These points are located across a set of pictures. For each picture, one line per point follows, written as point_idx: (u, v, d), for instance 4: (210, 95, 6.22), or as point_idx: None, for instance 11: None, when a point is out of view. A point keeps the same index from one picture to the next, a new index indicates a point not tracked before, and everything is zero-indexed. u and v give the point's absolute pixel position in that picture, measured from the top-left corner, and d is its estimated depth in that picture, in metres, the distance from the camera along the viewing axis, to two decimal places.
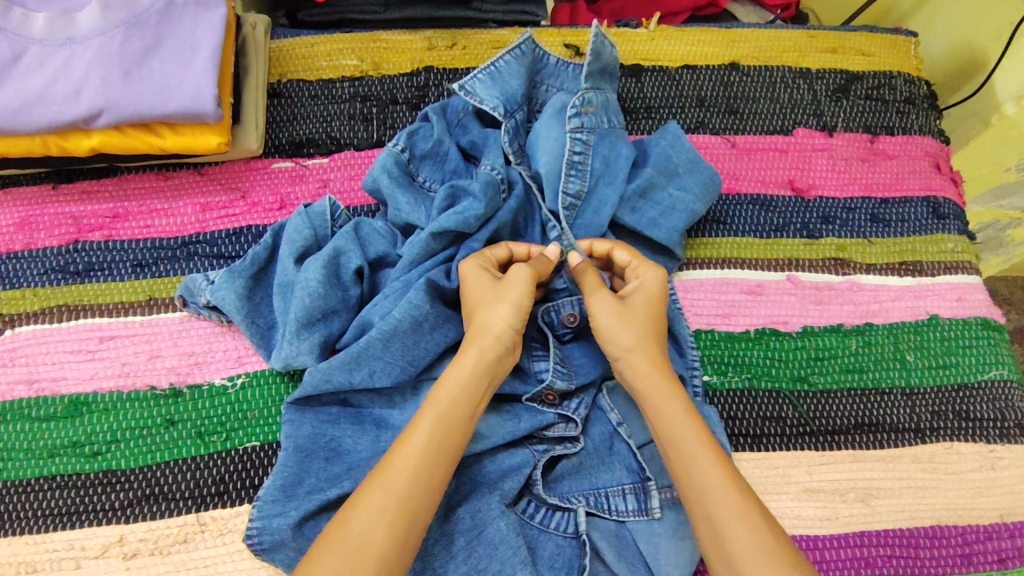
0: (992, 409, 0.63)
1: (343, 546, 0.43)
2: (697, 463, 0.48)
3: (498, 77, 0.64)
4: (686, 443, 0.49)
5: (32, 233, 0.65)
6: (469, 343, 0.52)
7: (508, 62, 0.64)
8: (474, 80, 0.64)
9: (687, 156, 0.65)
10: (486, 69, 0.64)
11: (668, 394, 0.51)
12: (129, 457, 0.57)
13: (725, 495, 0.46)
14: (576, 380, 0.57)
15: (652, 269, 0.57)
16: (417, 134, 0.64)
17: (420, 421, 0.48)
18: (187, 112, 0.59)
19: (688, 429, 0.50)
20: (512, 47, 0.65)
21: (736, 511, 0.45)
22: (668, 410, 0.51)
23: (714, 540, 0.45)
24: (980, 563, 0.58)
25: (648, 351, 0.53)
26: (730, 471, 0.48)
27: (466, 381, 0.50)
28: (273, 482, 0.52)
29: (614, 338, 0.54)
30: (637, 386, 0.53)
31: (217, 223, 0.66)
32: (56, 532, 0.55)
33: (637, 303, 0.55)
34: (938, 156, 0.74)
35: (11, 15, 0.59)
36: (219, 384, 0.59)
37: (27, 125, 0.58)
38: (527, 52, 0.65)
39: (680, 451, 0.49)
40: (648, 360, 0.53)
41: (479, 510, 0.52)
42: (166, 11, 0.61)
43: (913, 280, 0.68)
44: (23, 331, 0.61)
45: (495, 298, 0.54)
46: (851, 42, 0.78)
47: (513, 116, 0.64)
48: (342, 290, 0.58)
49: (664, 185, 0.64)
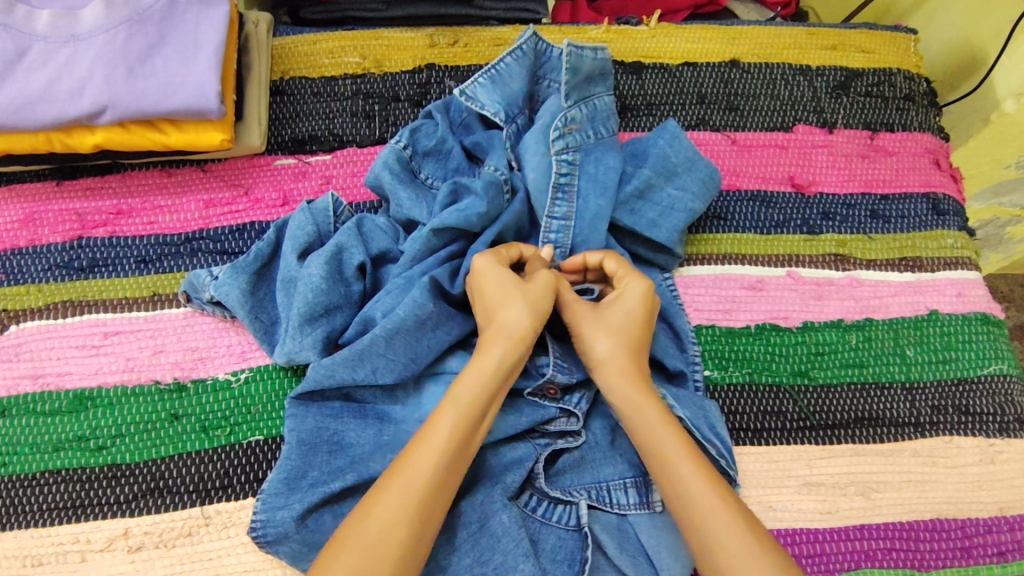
0: (991, 403, 0.64)
1: (359, 542, 0.43)
2: (682, 472, 0.48)
3: (498, 81, 0.64)
4: (673, 454, 0.49)
5: (35, 230, 0.65)
6: (492, 341, 0.53)
7: (509, 64, 0.64)
8: (470, 87, 0.64)
9: (685, 155, 0.65)
10: (486, 72, 0.64)
11: (649, 408, 0.51)
12: (134, 451, 0.57)
13: (712, 506, 0.46)
14: (576, 375, 0.57)
15: (632, 276, 0.57)
16: (420, 130, 0.64)
17: (441, 417, 0.49)
18: (190, 109, 0.59)
19: (672, 443, 0.49)
20: (514, 47, 0.65)
21: (722, 520, 0.46)
22: (649, 426, 0.51)
23: (701, 547, 0.46)
24: (980, 556, 0.58)
25: (621, 362, 0.53)
26: (713, 480, 0.48)
27: (491, 374, 0.51)
28: (277, 475, 0.52)
29: (587, 350, 0.55)
30: (616, 401, 0.53)
31: (220, 220, 0.66)
32: (61, 525, 0.55)
33: (612, 314, 0.55)
34: (937, 152, 0.75)
35: (16, 12, 0.60)
36: (223, 378, 0.60)
37: (30, 121, 0.58)
38: (528, 51, 0.65)
39: (665, 461, 0.49)
40: (622, 372, 0.53)
41: (481, 503, 0.52)
42: (168, 9, 0.61)
43: (913, 275, 0.68)
44: (27, 327, 0.62)
45: (515, 297, 0.54)
46: (851, 40, 0.78)
47: (511, 122, 0.64)
48: (344, 286, 0.59)
49: (662, 185, 0.64)
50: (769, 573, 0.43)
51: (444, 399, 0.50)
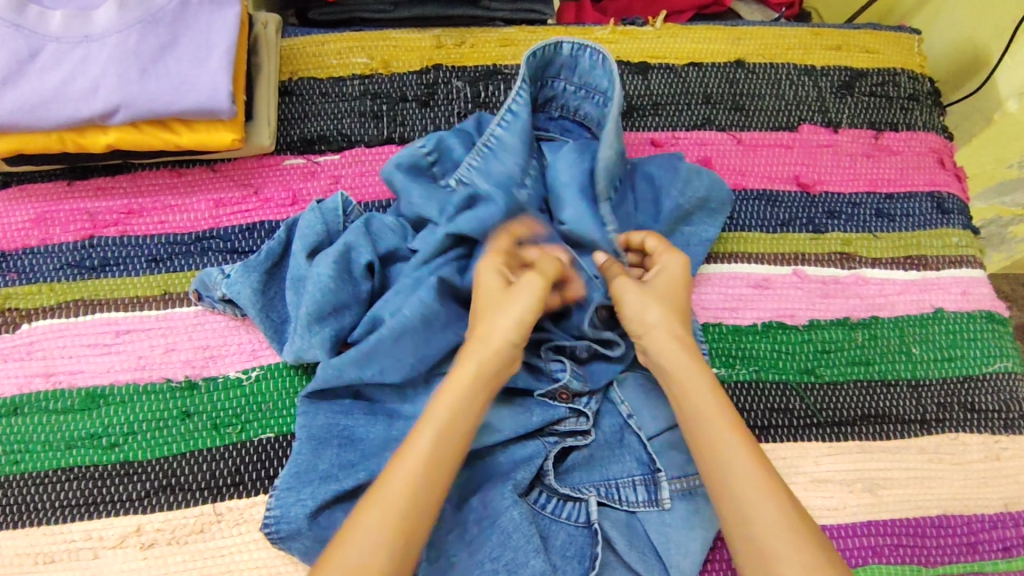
0: (997, 400, 0.64)
1: (349, 557, 0.43)
2: (727, 443, 0.48)
3: (492, 154, 0.61)
4: (716, 418, 0.49)
5: (47, 229, 0.66)
6: (468, 352, 0.52)
7: (501, 132, 0.61)
8: (477, 153, 0.61)
9: (699, 193, 0.66)
10: (479, 147, 0.61)
11: (697, 372, 0.52)
12: (146, 449, 0.58)
13: (750, 471, 0.47)
14: (590, 383, 0.58)
15: (678, 256, 0.58)
16: (450, 138, 0.64)
17: (419, 434, 0.48)
18: (202, 109, 0.60)
19: (715, 408, 0.50)
20: (503, 112, 0.61)
21: (760, 489, 0.46)
22: (695, 389, 0.51)
23: (736, 513, 0.46)
24: (985, 551, 0.58)
25: (669, 328, 0.54)
26: (755, 450, 0.48)
27: (468, 387, 0.50)
28: (289, 470, 0.53)
29: (634, 315, 0.55)
30: (661, 364, 0.53)
31: (230, 220, 0.67)
32: (74, 522, 0.55)
33: (659, 288, 0.57)
34: (942, 152, 0.75)
35: (28, 13, 0.60)
36: (234, 376, 0.60)
37: (44, 121, 0.58)
38: (518, 112, 0.61)
39: (708, 431, 0.49)
40: (671, 338, 0.53)
41: (493, 499, 0.53)
42: (181, 10, 0.62)
43: (918, 273, 0.69)
44: (39, 325, 0.62)
45: (496, 307, 0.53)
46: (855, 40, 0.79)
47: (522, 180, 0.61)
48: (353, 285, 0.59)
49: (673, 228, 0.65)
50: (803, 542, 0.44)
51: (422, 416, 0.49)
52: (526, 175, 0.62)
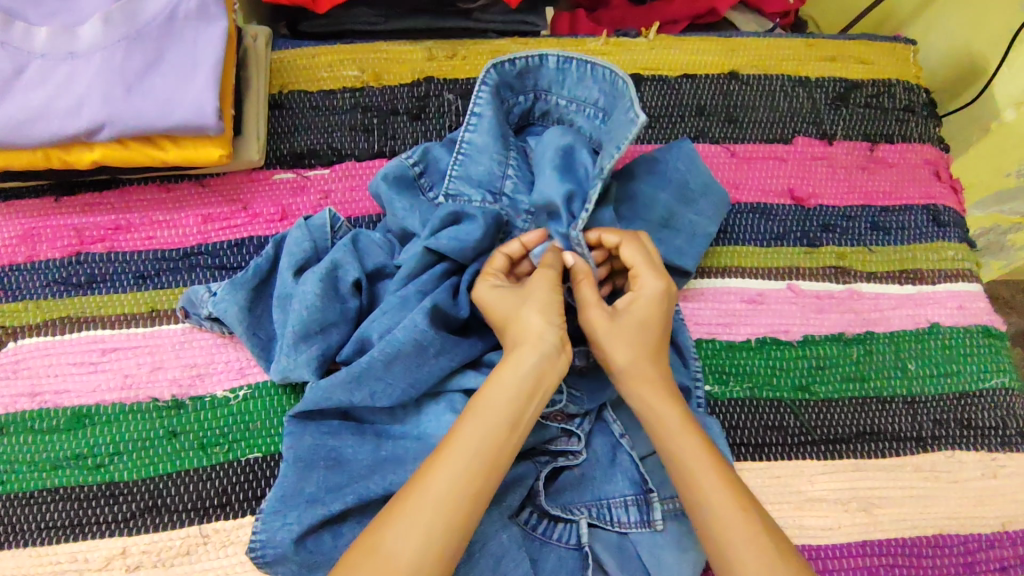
0: (993, 417, 0.63)
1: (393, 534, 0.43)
2: (703, 481, 0.47)
3: (470, 159, 0.61)
4: (692, 456, 0.48)
5: (33, 246, 0.65)
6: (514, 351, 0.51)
7: (473, 138, 0.61)
8: (455, 161, 0.62)
9: (700, 181, 0.66)
10: (458, 150, 0.62)
11: (670, 404, 0.51)
12: (131, 469, 0.57)
13: (730, 514, 0.46)
14: (586, 404, 0.58)
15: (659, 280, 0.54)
16: (435, 149, 0.64)
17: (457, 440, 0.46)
18: (188, 124, 0.59)
19: (689, 443, 0.49)
20: (469, 118, 0.62)
21: (742, 530, 0.45)
22: (668, 425, 0.50)
23: (720, 555, 0.45)
24: (982, 571, 0.58)
25: (643, 365, 0.52)
26: (733, 485, 0.47)
27: (507, 401, 0.48)
28: (275, 493, 0.52)
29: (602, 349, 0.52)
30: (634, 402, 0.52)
31: (219, 235, 0.66)
32: (58, 545, 0.55)
33: (630, 322, 0.53)
34: (937, 164, 0.74)
35: (13, 29, 0.59)
36: (221, 396, 0.59)
37: (29, 138, 0.58)
38: (483, 114, 0.61)
39: (681, 470, 0.48)
40: (645, 373, 0.51)
41: (482, 523, 0.52)
42: (167, 25, 0.61)
43: (913, 288, 0.68)
44: (25, 344, 0.61)
45: (521, 304, 0.52)
46: (849, 51, 0.79)
47: (503, 174, 0.62)
48: (341, 303, 0.58)
49: (681, 211, 0.65)
50: None
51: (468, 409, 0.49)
52: (507, 167, 0.62)
